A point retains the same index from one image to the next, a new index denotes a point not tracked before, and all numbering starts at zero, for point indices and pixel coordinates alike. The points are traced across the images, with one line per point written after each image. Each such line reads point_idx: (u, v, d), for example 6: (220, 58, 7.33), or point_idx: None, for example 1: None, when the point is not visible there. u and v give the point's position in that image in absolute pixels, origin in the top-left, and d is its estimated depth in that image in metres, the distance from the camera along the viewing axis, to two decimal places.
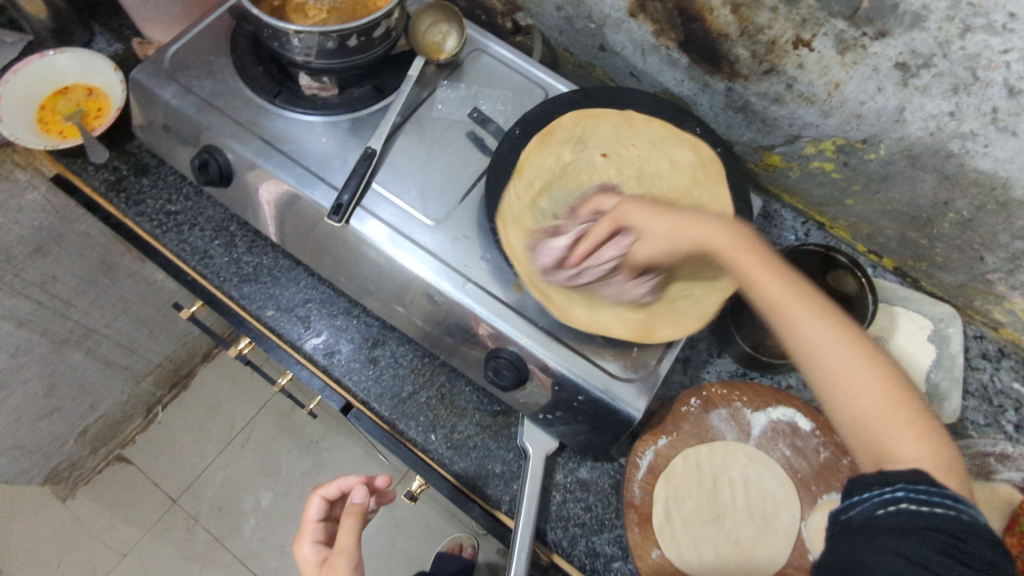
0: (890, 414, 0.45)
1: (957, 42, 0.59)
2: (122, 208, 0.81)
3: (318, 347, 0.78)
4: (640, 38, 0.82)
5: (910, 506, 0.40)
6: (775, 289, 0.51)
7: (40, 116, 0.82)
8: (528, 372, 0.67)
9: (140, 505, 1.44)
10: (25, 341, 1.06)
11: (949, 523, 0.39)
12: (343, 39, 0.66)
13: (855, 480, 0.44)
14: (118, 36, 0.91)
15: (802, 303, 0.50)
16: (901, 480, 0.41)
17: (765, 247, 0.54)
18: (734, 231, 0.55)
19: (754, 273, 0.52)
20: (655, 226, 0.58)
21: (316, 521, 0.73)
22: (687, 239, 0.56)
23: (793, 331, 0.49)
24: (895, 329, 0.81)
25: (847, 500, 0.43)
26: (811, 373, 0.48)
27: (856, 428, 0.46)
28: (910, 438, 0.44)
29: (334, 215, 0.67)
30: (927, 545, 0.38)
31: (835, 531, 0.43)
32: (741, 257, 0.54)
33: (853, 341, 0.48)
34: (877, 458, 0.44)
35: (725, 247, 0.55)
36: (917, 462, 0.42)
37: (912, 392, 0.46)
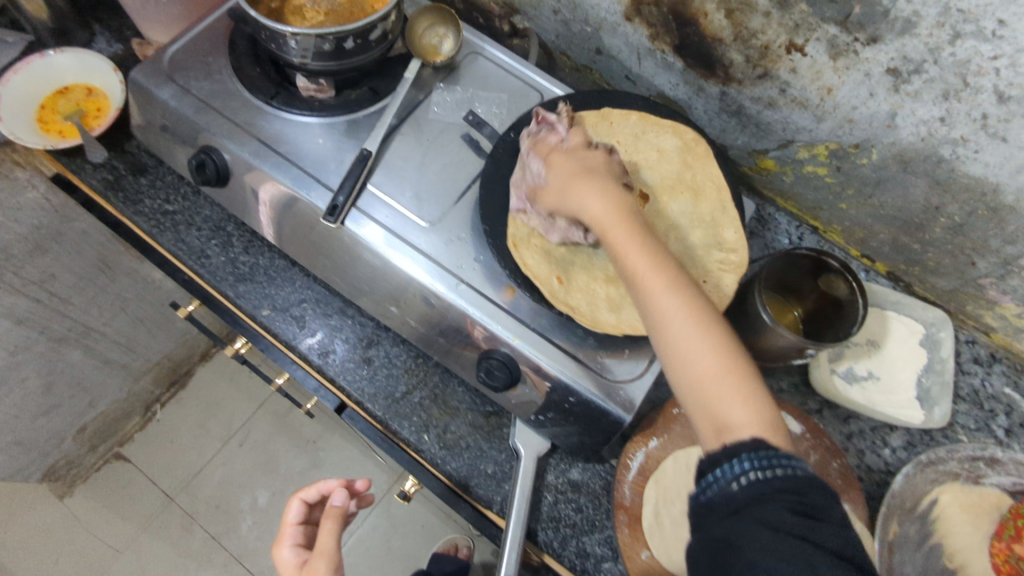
0: (726, 384, 0.49)
1: (947, 48, 0.59)
2: (120, 207, 0.82)
3: (312, 347, 0.78)
4: (635, 42, 0.82)
5: (754, 473, 0.44)
6: (637, 261, 0.55)
7: (40, 115, 0.83)
8: (520, 373, 0.67)
9: (138, 503, 1.45)
10: (24, 338, 1.07)
11: (789, 482, 0.42)
12: (339, 41, 0.66)
13: (708, 457, 0.48)
14: (119, 36, 0.92)
15: (657, 276, 0.54)
16: (745, 449, 0.45)
17: (639, 223, 0.58)
18: (615, 205, 0.58)
19: (621, 244, 0.56)
20: (569, 181, 0.61)
21: (293, 526, 0.73)
22: (569, 208, 0.60)
23: (649, 301, 0.53)
24: (886, 333, 0.81)
25: (703, 482, 0.47)
26: (663, 348, 0.53)
27: (695, 389, 0.50)
28: (739, 403, 0.48)
29: (330, 217, 0.68)
30: (782, 508, 0.41)
31: (697, 513, 0.47)
32: (614, 231, 0.57)
33: (703, 323, 0.51)
34: (716, 427, 0.48)
35: (602, 219, 0.58)
36: (746, 428, 0.47)
37: (746, 363, 0.51)
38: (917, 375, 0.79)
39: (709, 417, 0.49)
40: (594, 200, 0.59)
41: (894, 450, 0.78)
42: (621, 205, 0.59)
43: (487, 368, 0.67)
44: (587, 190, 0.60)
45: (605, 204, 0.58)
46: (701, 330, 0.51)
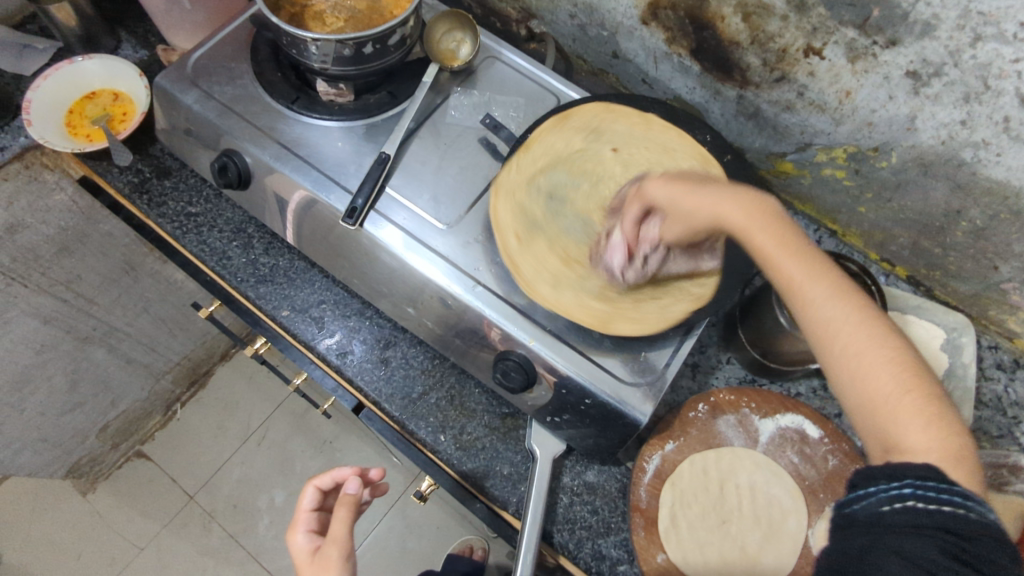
0: (902, 398, 0.44)
1: (968, 51, 0.58)
2: (145, 209, 0.84)
3: (331, 347, 0.79)
4: (652, 46, 0.82)
5: (916, 503, 0.39)
6: (790, 267, 0.50)
7: (68, 120, 0.85)
8: (536, 376, 0.68)
9: (158, 501, 1.47)
10: (50, 337, 1.09)
11: (956, 522, 0.38)
12: (359, 46, 0.68)
13: (861, 471, 0.43)
14: (144, 43, 0.94)
15: (818, 282, 0.49)
16: (912, 474, 0.40)
17: (787, 225, 0.52)
18: (757, 207, 0.53)
19: (766, 246, 0.51)
20: (679, 200, 0.57)
21: (305, 512, 0.73)
22: (702, 215, 0.55)
23: (808, 311, 0.49)
24: (906, 337, 0.80)
25: (853, 494, 0.42)
26: (835, 365, 0.47)
27: (867, 404, 0.45)
28: (916, 423, 0.43)
29: (348, 218, 0.69)
30: (933, 545, 0.38)
31: (836, 522, 0.43)
32: (758, 233, 0.52)
33: (875, 336, 0.46)
34: (883, 447, 0.43)
35: (738, 223, 0.53)
36: (923, 453, 0.41)
37: (925, 375, 0.45)
38: (938, 379, 0.78)
39: (879, 435, 0.44)
40: (708, 200, 0.55)
41: None
42: (754, 203, 0.54)
43: (505, 369, 0.67)
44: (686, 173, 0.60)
45: (728, 202, 0.54)
46: (871, 339, 0.46)
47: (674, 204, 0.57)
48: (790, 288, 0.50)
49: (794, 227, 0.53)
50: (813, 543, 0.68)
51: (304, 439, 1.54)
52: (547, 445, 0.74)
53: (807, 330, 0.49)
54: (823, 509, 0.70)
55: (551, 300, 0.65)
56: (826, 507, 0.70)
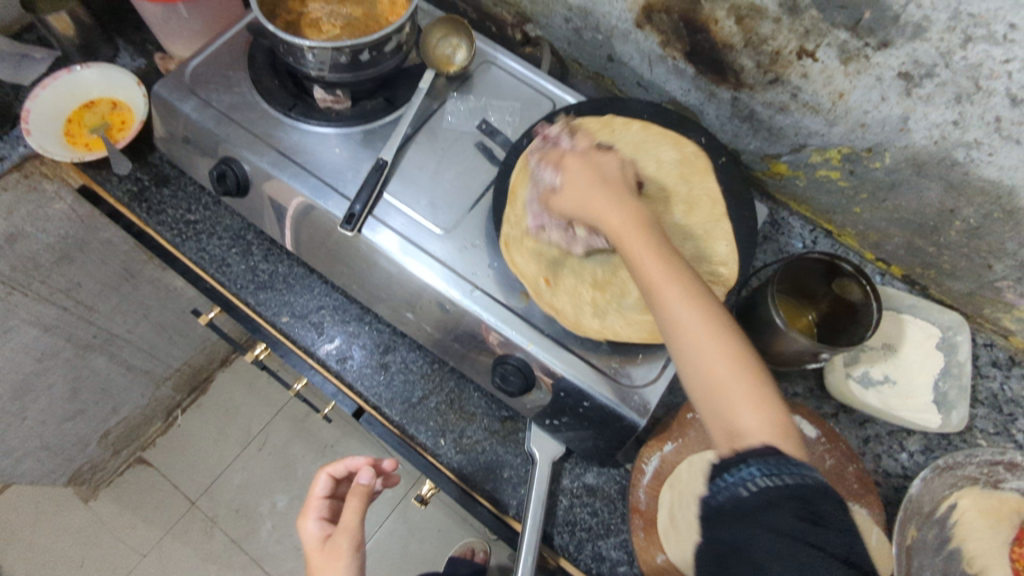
0: (740, 388, 0.47)
1: (959, 52, 0.59)
2: (144, 217, 0.84)
3: (331, 352, 0.80)
4: (646, 49, 0.83)
5: (767, 482, 0.42)
6: (648, 267, 0.52)
7: (67, 129, 0.86)
8: (534, 379, 0.68)
9: (160, 507, 1.48)
10: (51, 345, 1.10)
11: (801, 487, 0.41)
12: (355, 53, 0.68)
13: (720, 463, 0.45)
14: (142, 51, 0.95)
15: (674, 282, 0.51)
16: (755, 456, 0.43)
17: (653, 230, 0.55)
18: (634, 212, 0.56)
19: (634, 249, 0.53)
20: (578, 190, 0.59)
21: (317, 499, 0.74)
22: (585, 213, 0.58)
23: (663, 310, 0.51)
24: (902, 337, 0.81)
25: (714, 486, 0.44)
26: (685, 363, 0.49)
27: (710, 397, 0.48)
28: (751, 410, 0.46)
29: (346, 225, 0.69)
30: (790, 515, 0.40)
31: (704, 515, 0.44)
32: (629, 237, 0.54)
33: (715, 334, 0.49)
34: (729, 434, 0.46)
35: (615, 225, 0.55)
36: (758, 436, 0.45)
37: (759, 370, 0.48)
38: (934, 379, 0.79)
39: (722, 423, 0.47)
40: (597, 194, 0.58)
41: (913, 454, 0.77)
42: (624, 208, 0.56)
43: (503, 374, 0.68)
44: (588, 163, 0.61)
45: (598, 199, 0.57)
46: (712, 340, 0.48)
47: (570, 195, 0.59)
48: (647, 289, 0.52)
49: (663, 235, 0.55)
50: None
51: (305, 443, 1.54)
52: (546, 446, 0.74)
53: (661, 324, 0.51)
54: None
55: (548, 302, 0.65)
56: None
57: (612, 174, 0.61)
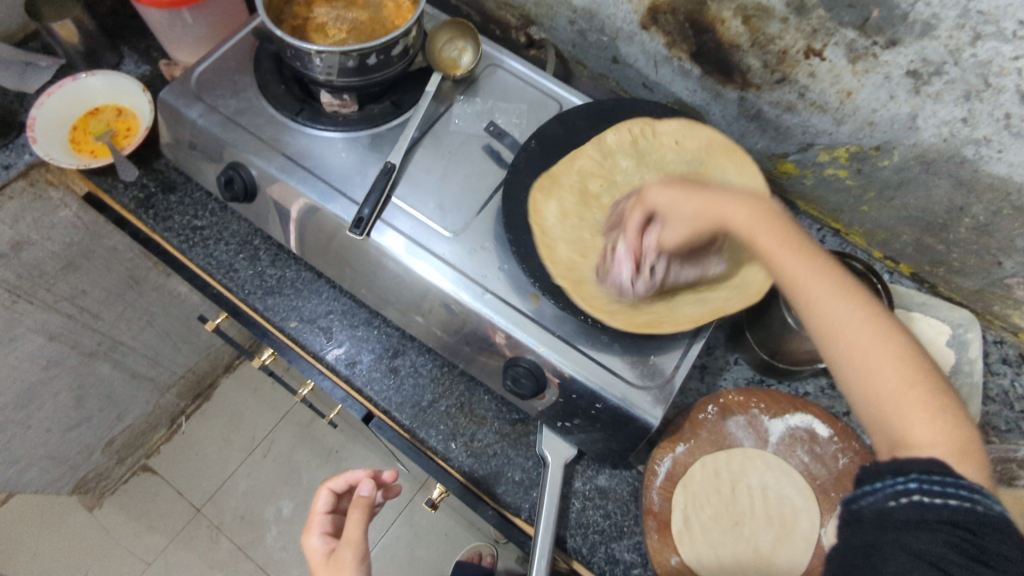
0: (910, 396, 0.45)
1: (968, 49, 0.59)
2: (151, 224, 0.84)
3: (339, 357, 0.79)
4: (652, 50, 0.83)
5: (921, 497, 0.41)
6: (791, 265, 0.50)
7: (72, 136, 0.85)
8: (546, 381, 0.68)
9: (165, 514, 1.47)
10: (56, 353, 1.09)
11: (961, 515, 0.40)
12: (363, 57, 0.68)
13: (869, 467, 0.45)
14: (146, 58, 0.95)
15: (819, 276, 0.49)
16: (915, 470, 0.42)
17: (791, 226, 0.53)
18: (759, 205, 0.54)
19: (768, 245, 0.52)
20: (692, 196, 0.56)
21: (319, 516, 0.74)
22: (707, 214, 0.55)
23: (814, 320, 0.49)
24: (913, 333, 0.79)
25: (860, 489, 0.44)
26: (840, 363, 0.48)
27: (874, 403, 0.46)
28: (925, 421, 0.44)
29: (355, 229, 0.69)
30: (939, 540, 0.39)
31: (845, 518, 0.45)
32: (767, 241, 0.52)
33: (883, 335, 0.47)
34: (892, 443, 0.45)
35: (743, 223, 0.53)
36: (934, 447, 0.43)
37: (931, 376, 0.46)
38: (945, 376, 0.78)
39: (885, 430, 0.46)
40: (722, 207, 0.54)
41: None
42: (768, 210, 0.53)
43: (513, 376, 0.68)
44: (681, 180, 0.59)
45: (735, 211, 0.54)
46: (872, 335, 0.47)
47: (686, 209, 0.56)
48: (791, 286, 0.51)
49: (799, 229, 0.53)
50: (826, 543, 0.69)
51: (310, 449, 1.54)
52: (558, 449, 0.74)
53: (808, 325, 0.50)
54: (835, 507, 0.70)
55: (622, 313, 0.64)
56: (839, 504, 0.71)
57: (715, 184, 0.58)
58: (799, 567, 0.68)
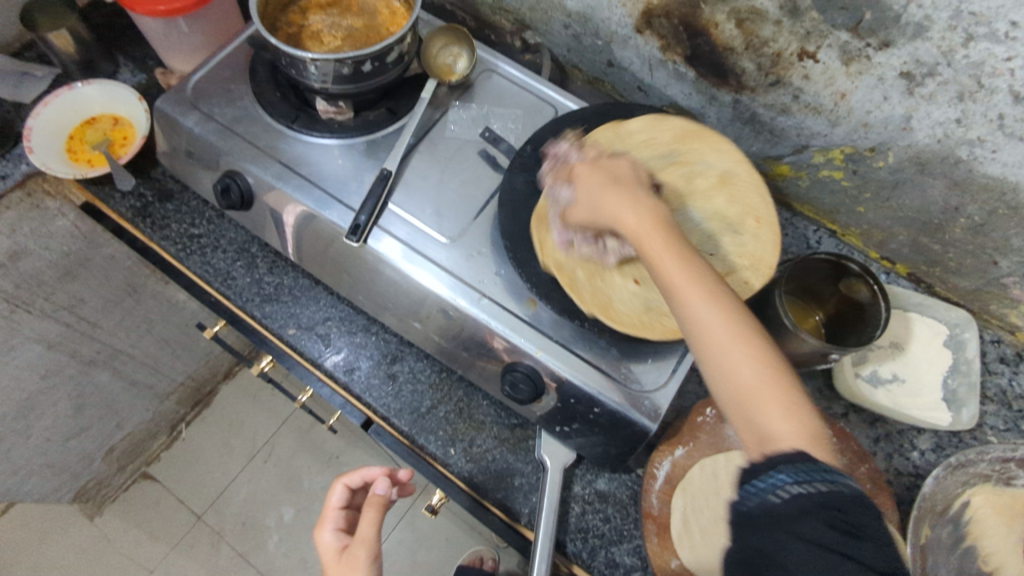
0: (767, 388, 0.45)
1: (960, 50, 0.59)
2: (148, 232, 0.84)
3: (338, 364, 0.79)
4: (646, 54, 0.83)
5: (797, 490, 0.40)
6: (669, 267, 0.50)
7: (69, 146, 0.85)
8: (544, 386, 0.68)
9: (166, 522, 1.47)
10: (55, 362, 1.09)
11: (831, 497, 0.40)
12: (358, 65, 0.68)
13: (750, 468, 0.44)
14: (142, 66, 0.95)
15: (696, 280, 0.49)
16: (785, 461, 0.42)
17: (672, 229, 0.53)
18: (646, 211, 0.54)
19: (652, 249, 0.52)
20: (595, 184, 0.59)
21: (335, 510, 0.73)
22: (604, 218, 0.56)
23: (681, 306, 0.49)
24: (910, 337, 0.81)
25: (743, 491, 0.43)
26: (704, 363, 0.48)
27: (736, 398, 0.46)
28: (783, 413, 0.44)
29: (352, 235, 0.69)
30: (824, 525, 0.39)
31: (733, 522, 0.44)
32: (648, 238, 0.53)
33: (743, 327, 0.47)
34: (758, 438, 0.44)
35: (632, 228, 0.54)
36: (788, 439, 0.43)
37: (786, 370, 0.46)
38: (942, 376, 0.79)
39: (750, 427, 0.45)
40: (606, 196, 0.57)
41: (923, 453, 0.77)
42: (659, 211, 0.55)
43: (512, 381, 0.68)
44: (608, 164, 0.61)
45: (621, 199, 0.56)
46: (736, 332, 0.47)
47: (591, 188, 0.58)
48: (667, 289, 0.50)
49: (682, 235, 0.53)
50: None
51: (310, 455, 1.54)
52: (558, 452, 0.74)
53: (682, 326, 0.49)
54: None
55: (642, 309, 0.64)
56: None
57: (631, 176, 0.59)
58: None
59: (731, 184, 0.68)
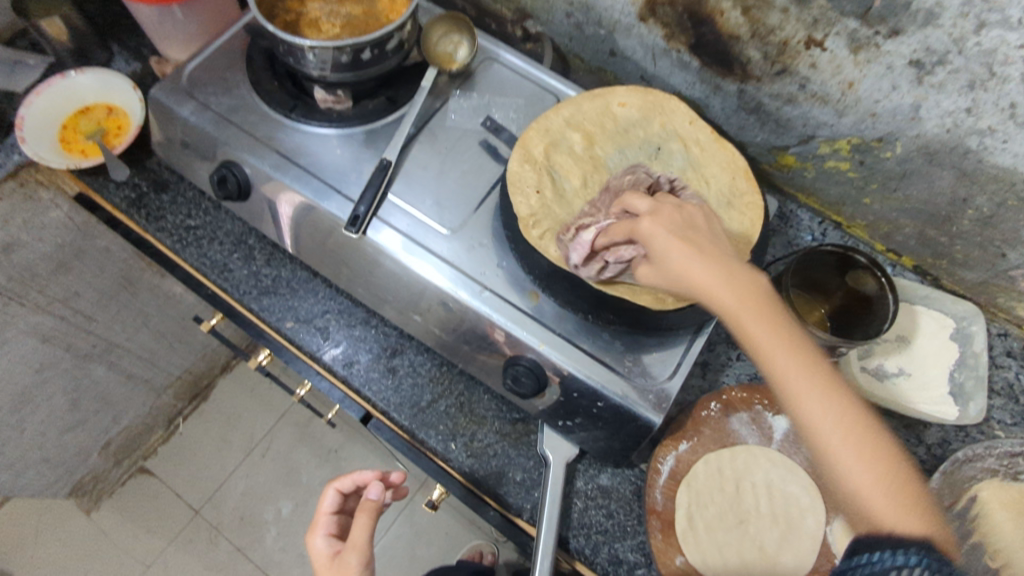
0: (892, 489, 0.42)
1: (972, 38, 0.58)
2: (143, 224, 0.83)
3: (337, 357, 0.79)
4: (650, 43, 0.82)
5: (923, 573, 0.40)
6: (776, 353, 0.46)
7: (62, 136, 0.84)
8: (547, 380, 0.67)
9: (162, 517, 1.46)
10: (50, 355, 1.08)
11: None
12: (357, 52, 0.67)
13: (859, 540, 0.44)
14: (136, 55, 0.93)
15: (809, 369, 0.46)
16: (914, 544, 0.41)
17: (775, 305, 0.48)
18: (745, 285, 0.49)
19: (755, 330, 0.47)
20: (671, 241, 0.52)
21: (326, 515, 0.72)
22: (690, 285, 0.50)
23: (793, 399, 0.45)
24: (916, 330, 0.80)
25: (855, 560, 0.44)
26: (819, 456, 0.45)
27: (854, 496, 0.43)
28: (907, 511, 0.42)
29: (351, 227, 0.68)
30: None
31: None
32: (749, 317, 0.48)
33: (856, 416, 0.44)
34: (871, 527, 0.43)
35: (728, 304, 0.48)
36: (914, 536, 0.41)
37: (906, 462, 0.44)
38: (949, 370, 0.78)
39: (866, 520, 0.43)
40: (684, 258, 0.50)
41: (929, 447, 0.76)
42: (740, 275, 0.49)
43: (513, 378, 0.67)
44: (672, 213, 0.54)
45: (703, 269, 0.50)
46: (847, 423, 0.44)
47: (663, 247, 0.52)
48: (772, 375, 0.47)
49: (784, 310, 0.49)
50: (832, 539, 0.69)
51: (309, 449, 1.53)
52: (561, 448, 0.73)
53: (789, 415, 0.46)
54: (841, 504, 0.70)
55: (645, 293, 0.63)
56: None
57: (702, 231, 0.53)
58: (804, 566, 0.68)
59: (721, 176, 0.70)
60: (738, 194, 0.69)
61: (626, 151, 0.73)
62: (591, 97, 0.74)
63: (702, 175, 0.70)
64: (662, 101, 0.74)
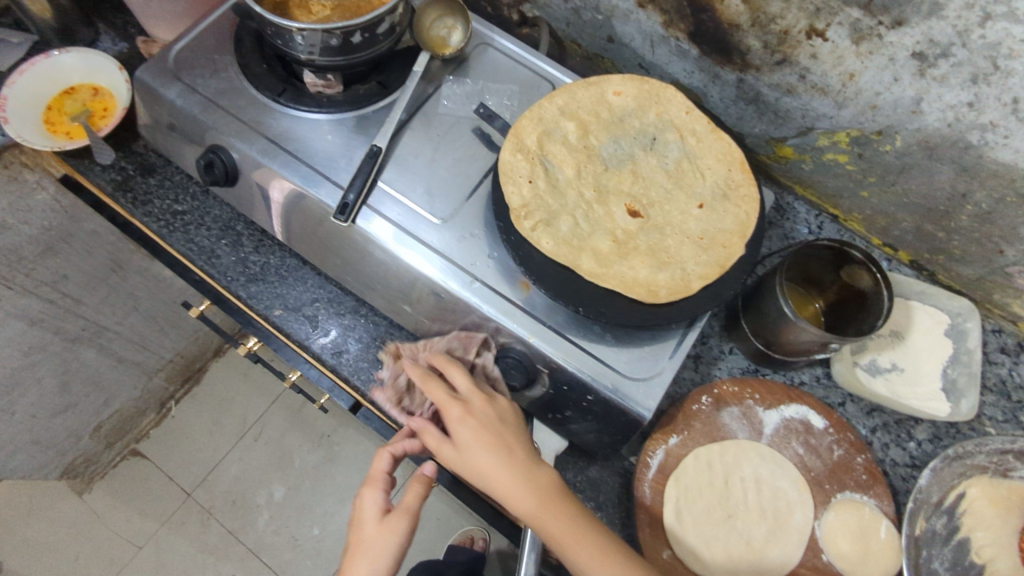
0: None
1: (976, 31, 0.57)
2: (129, 208, 0.81)
3: (325, 346, 0.78)
4: (648, 29, 0.80)
5: None
6: (571, 549, 0.58)
7: (47, 117, 0.82)
8: (537, 372, 0.66)
9: (155, 499, 1.46)
10: (39, 338, 1.07)
11: None
12: (347, 36, 0.65)
13: None
14: (123, 34, 0.91)
15: (602, 558, 0.58)
16: None
17: (564, 501, 0.61)
18: (540, 487, 0.60)
19: (551, 528, 0.59)
20: (469, 443, 0.61)
21: (378, 472, 0.65)
22: (493, 486, 0.60)
23: None
24: (911, 325, 0.80)
25: None
26: None
27: None
28: None
29: (340, 215, 0.66)
30: None
31: None
32: (548, 521, 0.59)
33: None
34: None
35: (526, 509, 0.59)
36: None
37: None
38: (942, 366, 0.77)
39: None
40: (482, 462, 0.61)
41: (920, 443, 0.76)
42: (534, 479, 0.61)
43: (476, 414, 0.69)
44: (484, 405, 0.64)
45: (488, 465, 0.61)
46: None
47: (472, 449, 0.61)
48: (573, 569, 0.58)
49: (571, 499, 0.61)
50: (820, 534, 0.69)
51: (301, 434, 1.52)
52: (552, 441, 0.72)
53: None
54: (830, 499, 0.71)
55: (637, 285, 0.62)
56: (833, 496, 0.71)
57: (507, 427, 0.63)
58: (792, 562, 0.68)
59: (717, 168, 0.69)
60: (731, 187, 0.68)
61: (621, 141, 0.72)
62: (586, 86, 0.72)
63: (693, 168, 0.70)
64: (657, 90, 0.73)
